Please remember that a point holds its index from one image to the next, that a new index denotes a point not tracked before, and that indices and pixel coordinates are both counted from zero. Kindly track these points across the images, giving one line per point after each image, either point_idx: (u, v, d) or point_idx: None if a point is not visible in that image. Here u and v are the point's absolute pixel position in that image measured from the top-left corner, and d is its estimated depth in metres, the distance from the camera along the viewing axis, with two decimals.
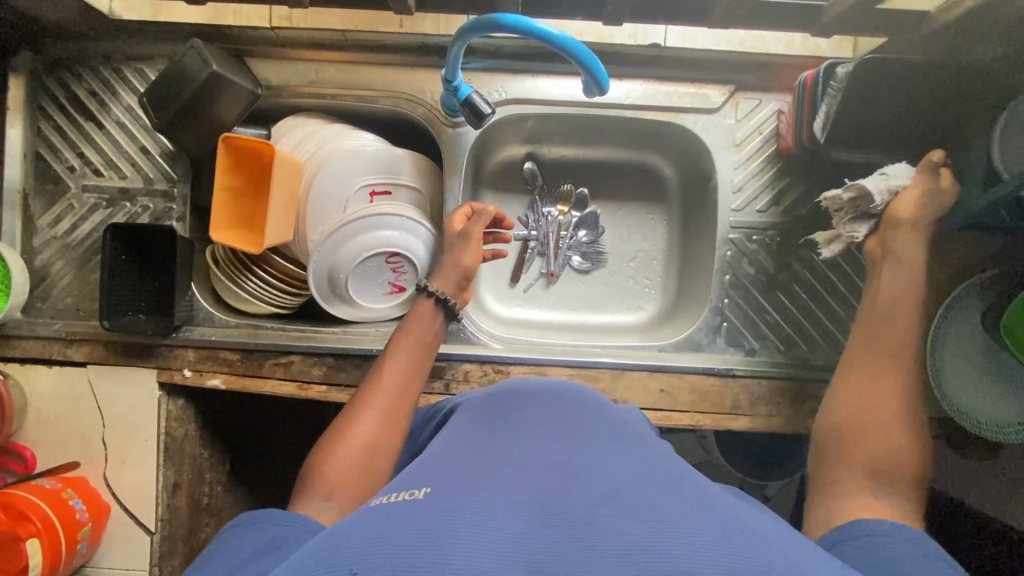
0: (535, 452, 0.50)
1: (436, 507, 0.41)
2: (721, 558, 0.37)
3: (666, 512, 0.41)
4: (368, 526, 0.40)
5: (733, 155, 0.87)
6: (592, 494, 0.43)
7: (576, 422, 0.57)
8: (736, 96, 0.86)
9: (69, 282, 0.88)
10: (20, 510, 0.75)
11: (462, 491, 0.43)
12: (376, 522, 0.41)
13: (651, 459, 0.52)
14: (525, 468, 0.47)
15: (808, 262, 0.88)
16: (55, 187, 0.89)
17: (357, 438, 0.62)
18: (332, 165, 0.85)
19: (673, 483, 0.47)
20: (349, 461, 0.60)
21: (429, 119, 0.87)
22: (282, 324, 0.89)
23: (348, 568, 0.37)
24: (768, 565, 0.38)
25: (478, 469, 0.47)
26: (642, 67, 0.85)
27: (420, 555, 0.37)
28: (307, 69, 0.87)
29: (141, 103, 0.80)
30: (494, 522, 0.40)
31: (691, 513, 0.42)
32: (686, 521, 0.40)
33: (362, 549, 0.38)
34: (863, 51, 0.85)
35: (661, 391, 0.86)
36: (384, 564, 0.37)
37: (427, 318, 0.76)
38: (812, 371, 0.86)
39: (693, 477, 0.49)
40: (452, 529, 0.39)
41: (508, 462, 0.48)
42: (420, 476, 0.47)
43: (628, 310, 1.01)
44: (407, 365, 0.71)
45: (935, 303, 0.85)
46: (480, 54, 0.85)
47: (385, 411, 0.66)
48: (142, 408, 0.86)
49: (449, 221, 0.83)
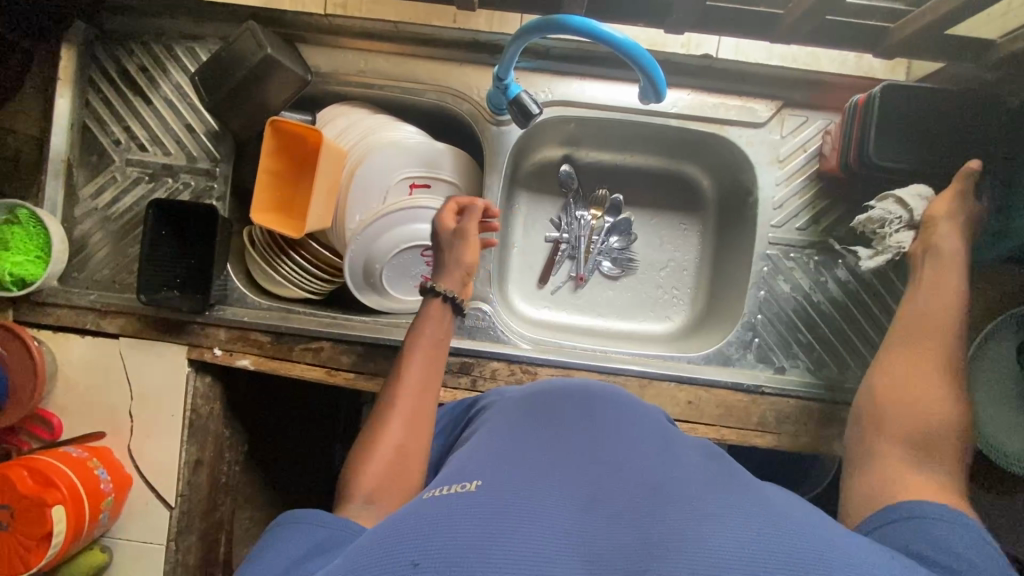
0: (581, 454, 0.50)
1: (490, 499, 0.42)
2: (786, 551, 0.37)
3: (724, 507, 0.41)
4: (426, 513, 0.41)
5: (775, 171, 0.87)
6: (645, 496, 0.43)
7: (618, 424, 0.57)
8: (783, 112, 0.86)
9: (107, 254, 0.89)
10: (47, 476, 0.75)
11: (514, 488, 0.44)
12: (433, 510, 0.41)
13: (700, 460, 0.51)
14: (575, 470, 0.47)
15: (843, 283, 0.88)
16: (100, 159, 0.89)
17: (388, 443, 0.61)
18: (374, 155, 0.85)
19: (726, 482, 0.46)
20: (384, 468, 0.59)
21: (474, 116, 0.87)
22: (314, 310, 0.90)
23: (409, 560, 0.37)
24: (835, 559, 0.37)
25: (527, 468, 0.47)
26: (691, 77, 0.85)
27: (479, 551, 0.37)
28: (357, 58, 0.88)
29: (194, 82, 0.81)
30: (549, 522, 0.40)
31: (749, 508, 0.41)
32: (747, 516, 0.40)
33: (420, 541, 0.38)
34: (915, 75, 0.85)
35: (688, 403, 0.85)
36: (444, 556, 0.37)
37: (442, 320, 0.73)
38: (841, 393, 0.85)
39: (738, 475, 0.49)
40: (509, 527, 0.39)
41: (556, 463, 0.48)
42: (469, 471, 0.48)
43: (655, 320, 1.01)
44: (426, 366, 0.69)
45: (970, 334, 0.84)
46: (531, 55, 0.85)
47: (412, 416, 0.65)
48: (171, 383, 0.87)
49: (439, 219, 0.78)
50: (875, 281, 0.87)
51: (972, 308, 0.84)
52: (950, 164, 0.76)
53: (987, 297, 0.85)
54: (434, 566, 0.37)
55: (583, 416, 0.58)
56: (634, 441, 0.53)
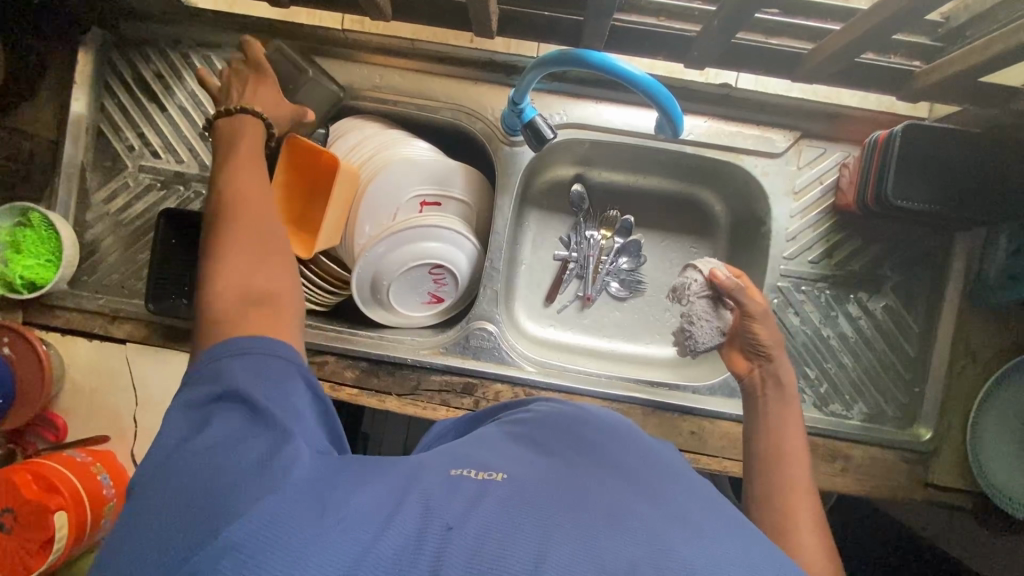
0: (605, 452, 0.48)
1: (518, 490, 0.40)
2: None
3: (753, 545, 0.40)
4: (455, 496, 0.39)
5: (790, 202, 0.86)
6: (675, 504, 0.42)
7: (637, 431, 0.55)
8: (801, 143, 0.85)
9: (117, 259, 0.89)
10: (50, 481, 0.76)
11: (541, 479, 0.42)
12: (464, 495, 0.39)
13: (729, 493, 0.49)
14: (600, 466, 0.45)
15: (855, 317, 0.86)
16: (113, 164, 0.90)
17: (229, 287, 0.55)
18: (386, 171, 0.84)
19: None
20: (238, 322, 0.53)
21: (488, 135, 0.87)
22: (320, 323, 0.90)
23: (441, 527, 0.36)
24: None
25: (552, 461, 0.45)
26: (710, 105, 0.84)
27: (505, 535, 0.36)
28: (372, 73, 0.87)
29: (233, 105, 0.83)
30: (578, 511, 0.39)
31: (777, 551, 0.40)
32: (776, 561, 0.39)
33: (447, 515, 0.37)
34: (939, 111, 0.83)
35: (691, 433, 0.85)
36: (471, 535, 0.36)
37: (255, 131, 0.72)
38: (846, 429, 0.84)
39: None
40: (537, 516, 0.38)
41: (580, 458, 0.46)
42: (490, 457, 0.46)
43: (661, 343, 1.00)
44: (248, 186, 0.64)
45: (981, 375, 0.83)
46: (547, 77, 0.85)
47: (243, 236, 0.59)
48: (176, 391, 0.87)
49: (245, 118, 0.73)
50: (887, 317, 0.86)
51: (985, 350, 0.83)
52: (972, 205, 0.74)
53: (1002, 339, 0.83)
54: (463, 544, 0.35)
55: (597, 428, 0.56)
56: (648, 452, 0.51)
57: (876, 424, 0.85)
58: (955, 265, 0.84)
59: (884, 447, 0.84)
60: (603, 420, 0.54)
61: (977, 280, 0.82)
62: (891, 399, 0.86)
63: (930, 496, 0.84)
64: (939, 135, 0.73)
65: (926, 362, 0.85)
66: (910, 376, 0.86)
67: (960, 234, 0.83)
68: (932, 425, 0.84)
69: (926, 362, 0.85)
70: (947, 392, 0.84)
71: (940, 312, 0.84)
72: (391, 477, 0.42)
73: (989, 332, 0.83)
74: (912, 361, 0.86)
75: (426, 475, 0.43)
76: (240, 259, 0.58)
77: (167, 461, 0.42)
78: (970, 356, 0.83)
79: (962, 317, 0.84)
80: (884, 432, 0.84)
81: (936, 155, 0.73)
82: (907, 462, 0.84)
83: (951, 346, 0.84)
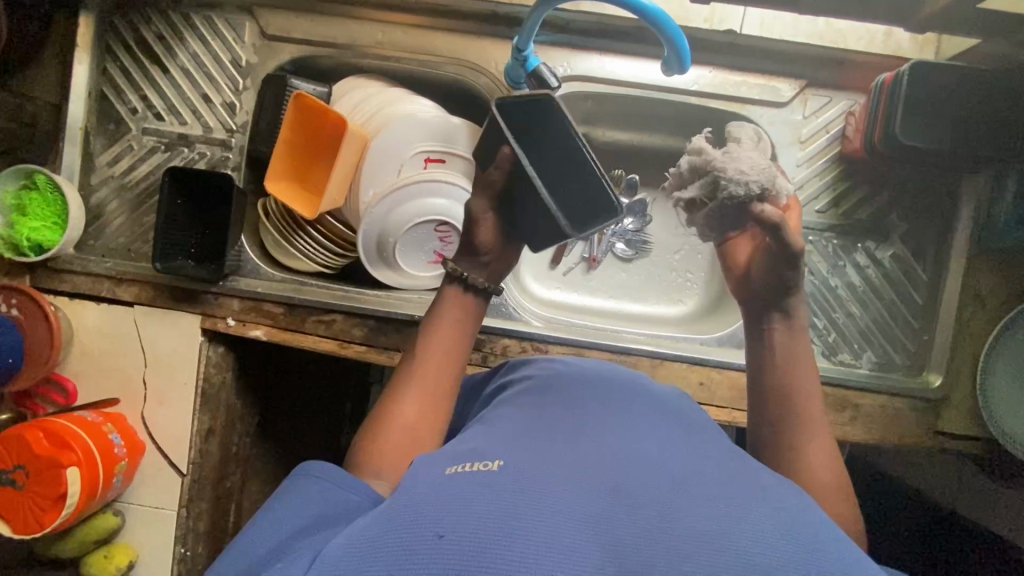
0: (600, 434, 0.50)
1: (514, 480, 0.42)
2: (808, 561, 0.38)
3: (747, 507, 0.41)
4: (448, 493, 0.41)
5: (796, 152, 0.86)
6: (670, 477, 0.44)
7: (636, 406, 0.57)
8: (806, 92, 0.84)
9: (123, 223, 0.89)
10: (62, 438, 0.76)
11: (534, 464, 0.44)
12: (458, 489, 0.42)
13: (730, 457, 0.50)
14: (594, 448, 0.47)
15: (863, 267, 0.86)
16: (117, 127, 0.90)
17: (405, 418, 0.59)
18: (391, 128, 0.84)
19: (749, 480, 0.47)
20: (395, 442, 0.57)
21: (491, 90, 0.87)
22: (327, 283, 0.90)
23: (435, 531, 0.38)
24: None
25: (548, 447, 0.47)
26: (714, 54, 0.83)
27: (501, 526, 0.38)
28: (374, 29, 0.87)
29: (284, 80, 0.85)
30: (572, 496, 0.41)
31: (771, 509, 0.42)
32: (770, 519, 0.41)
33: (442, 515, 0.39)
34: (945, 55, 0.83)
35: (700, 384, 0.85)
36: (466, 529, 0.38)
37: (456, 305, 0.68)
38: (856, 379, 0.84)
39: (756, 472, 0.49)
40: (532, 507, 0.39)
41: (573, 441, 0.48)
42: (486, 447, 0.48)
43: (668, 303, 1.00)
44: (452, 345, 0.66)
45: (991, 322, 0.83)
46: (550, 28, 0.84)
47: (431, 379, 0.63)
48: (184, 352, 0.87)
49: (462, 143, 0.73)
50: (894, 267, 0.86)
51: (994, 296, 0.83)
52: (977, 145, 0.75)
53: (1013, 285, 0.83)
54: (460, 542, 0.37)
55: (604, 404, 0.56)
56: (651, 431, 0.52)
57: (885, 373, 0.85)
58: (963, 212, 0.83)
59: (894, 395, 0.84)
60: (600, 403, 0.57)
61: (985, 225, 0.82)
62: (899, 347, 0.86)
63: (940, 443, 0.84)
64: (940, 75, 0.73)
65: (934, 310, 0.85)
66: (918, 324, 0.86)
67: (968, 180, 0.83)
68: (942, 372, 0.84)
69: (934, 309, 0.85)
70: (956, 340, 0.84)
71: (948, 260, 0.84)
72: (403, 480, 0.46)
73: (998, 278, 0.83)
74: (919, 309, 0.86)
75: (425, 474, 0.45)
76: (422, 398, 0.61)
77: (271, 523, 0.48)
78: (979, 302, 0.83)
79: (972, 264, 0.83)
80: (893, 380, 0.84)
81: (940, 94, 0.73)
82: (917, 410, 0.84)
83: (961, 292, 0.83)
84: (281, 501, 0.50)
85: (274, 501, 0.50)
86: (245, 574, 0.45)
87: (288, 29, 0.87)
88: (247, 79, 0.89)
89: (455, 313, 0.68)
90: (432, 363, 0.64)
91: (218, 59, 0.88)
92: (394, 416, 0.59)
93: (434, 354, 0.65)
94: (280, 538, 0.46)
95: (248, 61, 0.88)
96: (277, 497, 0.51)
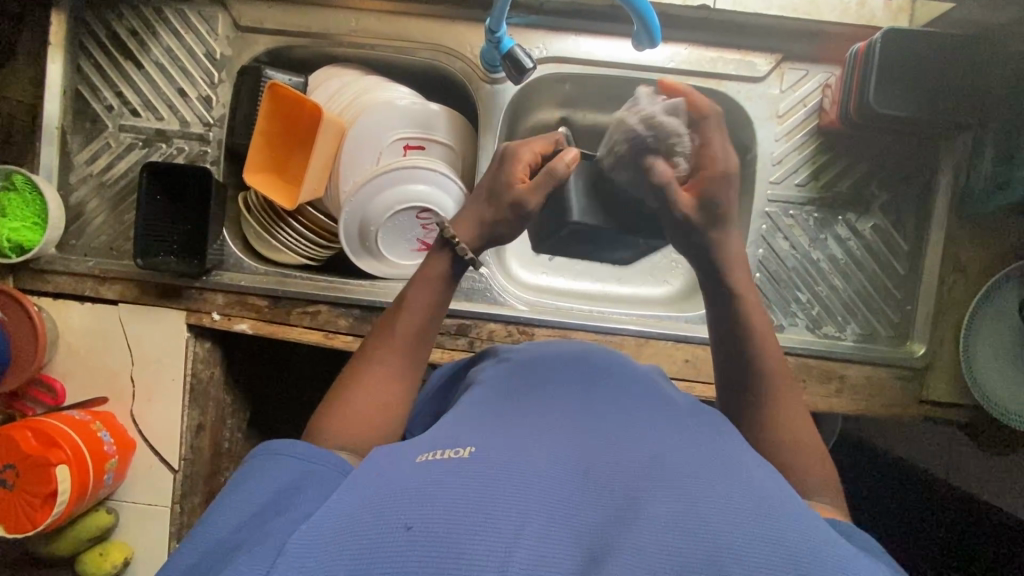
0: (573, 418, 0.51)
1: (480, 471, 0.42)
2: (777, 529, 0.38)
3: (717, 484, 0.42)
4: (415, 484, 0.42)
5: (774, 126, 0.86)
6: (640, 459, 0.44)
7: (611, 387, 0.58)
8: (782, 66, 0.84)
9: (104, 221, 0.89)
10: (50, 436, 0.76)
11: (506, 450, 0.45)
12: (424, 480, 0.42)
13: (706, 434, 0.51)
14: (565, 432, 0.48)
15: (844, 240, 0.87)
16: (94, 125, 0.89)
17: (369, 394, 0.60)
18: (368, 116, 0.84)
19: (723, 455, 0.47)
20: (357, 418, 0.58)
21: (467, 74, 0.87)
22: (311, 274, 0.90)
23: (404, 524, 0.39)
24: (827, 553, 0.38)
25: (521, 433, 0.48)
26: (689, 31, 0.83)
27: (469, 517, 0.39)
28: (348, 17, 0.86)
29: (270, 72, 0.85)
30: (541, 484, 0.42)
31: (743, 485, 0.43)
32: (739, 494, 0.41)
33: (412, 507, 0.40)
34: (919, 23, 0.83)
35: (685, 361, 0.86)
36: (435, 520, 0.39)
37: (443, 274, 0.66)
38: (841, 351, 0.84)
39: (732, 449, 0.49)
40: (502, 497, 0.40)
41: (545, 426, 0.49)
42: (460, 434, 0.49)
43: (654, 283, 1.00)
44: (423, 319, 0.65)
45: (972, 289, 0.83)
46: (524, 10, 0.84)
47: (398, 354, 0.63)
48: (169, 348, 0.87)
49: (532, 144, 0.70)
50: (875, 238, 0.87)
51: (974, 263, 0.83)
52: (950, 112, 0.75)
53: (993, 251, 0.83)
54: (429, 533, 0.38)
55: (580, 388, 0.57)
56: (625, 412, 0.52)
57: (869, 344, 0.86)
58: (942, 181, 0.84)
59: (879, 365, 0.84)
60: (577, 387, 0.57)
61: (964, 192, 0.82)
62: (883, 318, 0.86)
63: (926, 412, 0.84)
64: (913, 42, 0.73)
65: (916, 279, 0.85)
66: (900, 294, 0.86)
67: (946, 148, 0.83)
68: (925, 341, 0.84)
69: (915, 278, 0.85)
70: (938, 308, 0.84)
71: (929, 228, 0.84)
72: (374, 469, 0.46)
73: (978, 246, 0.83)
74: (901, 279, 0.86)
75: (399, 463, 0.46)
76: (386, 375, 0.62)
77: (234, 504, 0.48)
78: (960, 270, 0.83)
79: (952, 232, 0.83)
80: (877, 350, 0.85)
81: (913, 62, 0.74)
82: (902, 379, 0.84)
83: (941, 261, 0.84)
84: (243, 480, 0.50)
85: (238, 482, 0.50)
86: (213, 557, 0.45)
87: (261, 19, 0.87)
88: (222, 72, 0.88)
89: (439, 286, 0.66)
90: (402, 338, 0.64)
91: (193, 52, 0.88)
92: (359, 391, 0.60)
93: (408, 328, 0.64)
94: (244, 518, 0.46)
95: (222, 53, 0.88)
96: (239, 479, 0.51)
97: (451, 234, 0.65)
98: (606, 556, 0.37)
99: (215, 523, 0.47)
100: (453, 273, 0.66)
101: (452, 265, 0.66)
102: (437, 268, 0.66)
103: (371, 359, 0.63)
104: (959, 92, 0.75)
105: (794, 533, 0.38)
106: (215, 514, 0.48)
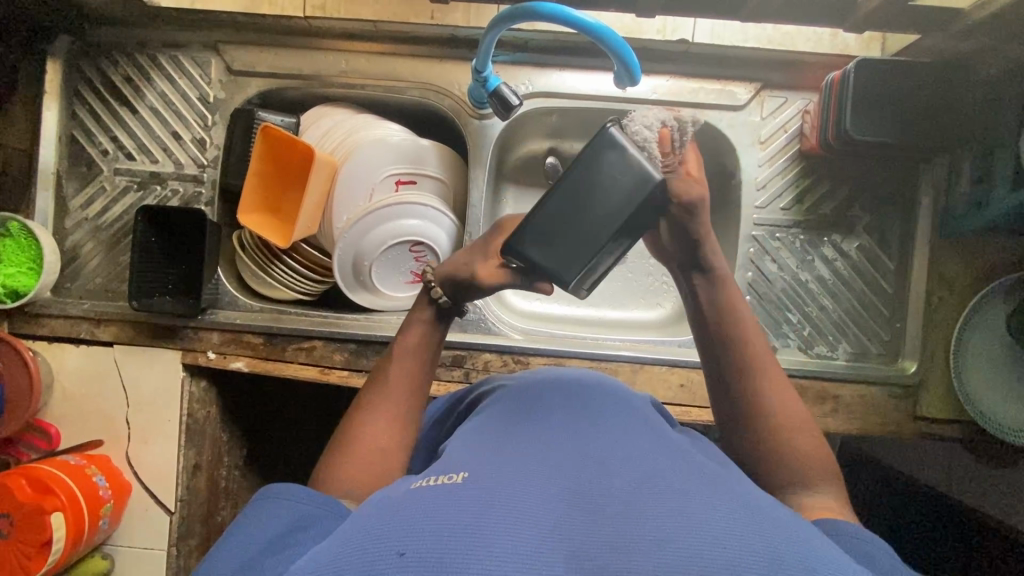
0: (566, 440, 0.51)
1: (475, 492, 0.43)
2: (767, 540, 0.39)
3: (709, 498, 0.42)
4: (410, 507, 0.42)
5: (758, 151, 0.88)
6: (631, 475, 0.45)
7: (602, 408, 0.58)
8: (762, 94, 0.87)
9: (99, 264, 0.90)
10: (46, 484, 0.76)
11: (499, 474, 0.45)
12: (421, 502, 0.42)
13: (695, 453, 0.51)
14: (558, 454, 0.48)
15: (831, 260, 0.88)
16: (89, 170, 0.90)
17: (372, 437, 0.59)
18: (359, 154, 0.86)
19: (711, 470, 0.48)
20: (365, 464, 0.56)
21: (456, 110, 0.89)
22: (305, 310, 0.90)
23: (396, 550, 0.38)
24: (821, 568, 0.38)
25: (514, 457, 0.48)
26: (669, 64, 0.86)
27: (463, 538, 0.38)
28: (339, 59, 0.89)
29: (262, 115, 0.87)
30: (535, 506, 0.42)
31: (733, 498, 0.43)
32: (732, 508, 0.41)
33: (405, 532, 0.40)
34: (890, 50, 0.85)
35: (680, 386, 0.87)
36: (429, 544, 0.38)
37: (428, 320, 0.67)
38: (831, 370, 0.85)
39: (720, 467, 0.49)
40: (493, 521, 0.40)
41: (537, 449, 0.50)
42: (456, 461, 0.49)
43: (646, 308, 1.01)
44: (417, 368, 0.65)
45: (960, 305, 0.85)
46: (510, 48, 0.87)
47: (399, 403, 0.62)
48: (165, 389, 0.87)
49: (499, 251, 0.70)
50: (861, 258, 0.88)
51: (960, 280, 0.85)
52: (924, 136, 0.78)
53: (977, 266, 0.85)
54: (422, 556, 0.38)
55: (576, 411, 0.57)
56: (617, 430, 0.53)
57: (862, 363, 0.87)
58: (923, 201, 0.86)
59: (872, 383, 0.85)
60: (570, 408, 0.58)
61: (945, 210, 0.84)
62: (873, 336, 0.87)
63: (921, 429, 0.85)
64: (883, 70, 0.76)
65: (903, 297, 0.87)
66: (889, 312, 0.87)
67: (926, 170, 0.86)
68: (916, 358, 0.85)
69: (903, 295, 0.87)
70: (927, 325, 0.85)
71: (912, 246, 0.86)
72: (369, 500, 0.46)
73: (963, 262, 0.85)
74: (889, 298, 0.88)
75: (394, 490, 0.46)
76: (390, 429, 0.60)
77: (230, 544, 0.48)
78: (946, 287, 0.85)
79: (935, 249, 0.85)
80: (869, 369, 0.86)
81: (883, 89, 0.77)
82: (894, 397, 0.84)
83: (927, 278, 0.85)
84: (245, 520, 0.50)
85: (230, 529, 0.49)
86: None
87: (252, 63, 0.89)
88: (215, 115, 0.90)
89: (426, 331, 0.67)
90: (401, 383, 0.63)
91: (186, 97, 0.90)
92: (361, 433, 0.59)
93: (407, 375, 0.64)
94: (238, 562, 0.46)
95: (215, 96, 0.90)
96: (241, 515, 0.51)
97: (428, 278, 0.68)
98: (605, 569, 0.37)
99: (216, 562, 0.46)
100: (435, 323, 0.68)
101: (432, 311, 0.68)
102: (421, 312, 0.68)
103: (374, 407, 0.61)
104: (930, 118, 0.78)
105: (787, 546, 0.38)
106: (217, 553, 0.47)
